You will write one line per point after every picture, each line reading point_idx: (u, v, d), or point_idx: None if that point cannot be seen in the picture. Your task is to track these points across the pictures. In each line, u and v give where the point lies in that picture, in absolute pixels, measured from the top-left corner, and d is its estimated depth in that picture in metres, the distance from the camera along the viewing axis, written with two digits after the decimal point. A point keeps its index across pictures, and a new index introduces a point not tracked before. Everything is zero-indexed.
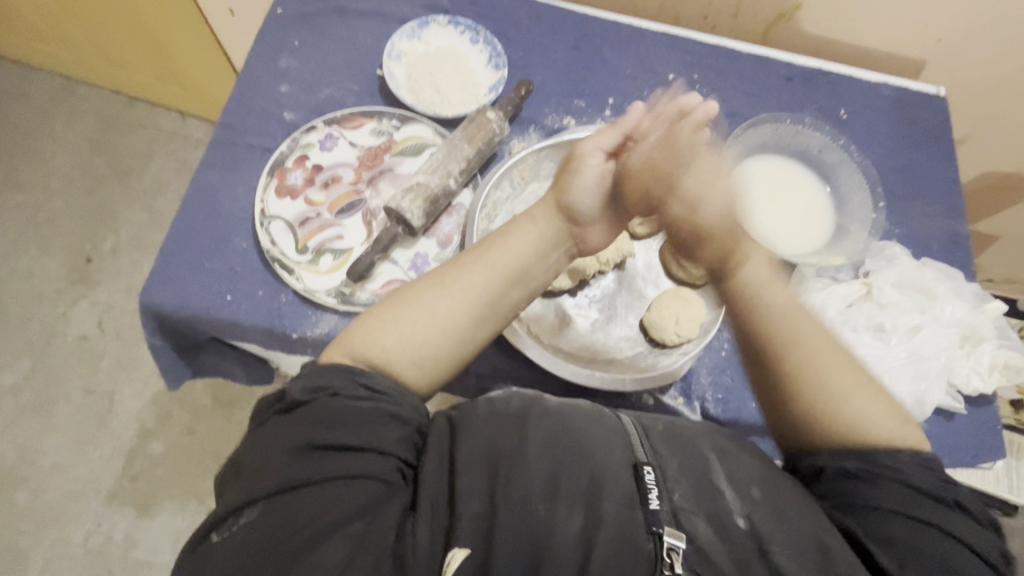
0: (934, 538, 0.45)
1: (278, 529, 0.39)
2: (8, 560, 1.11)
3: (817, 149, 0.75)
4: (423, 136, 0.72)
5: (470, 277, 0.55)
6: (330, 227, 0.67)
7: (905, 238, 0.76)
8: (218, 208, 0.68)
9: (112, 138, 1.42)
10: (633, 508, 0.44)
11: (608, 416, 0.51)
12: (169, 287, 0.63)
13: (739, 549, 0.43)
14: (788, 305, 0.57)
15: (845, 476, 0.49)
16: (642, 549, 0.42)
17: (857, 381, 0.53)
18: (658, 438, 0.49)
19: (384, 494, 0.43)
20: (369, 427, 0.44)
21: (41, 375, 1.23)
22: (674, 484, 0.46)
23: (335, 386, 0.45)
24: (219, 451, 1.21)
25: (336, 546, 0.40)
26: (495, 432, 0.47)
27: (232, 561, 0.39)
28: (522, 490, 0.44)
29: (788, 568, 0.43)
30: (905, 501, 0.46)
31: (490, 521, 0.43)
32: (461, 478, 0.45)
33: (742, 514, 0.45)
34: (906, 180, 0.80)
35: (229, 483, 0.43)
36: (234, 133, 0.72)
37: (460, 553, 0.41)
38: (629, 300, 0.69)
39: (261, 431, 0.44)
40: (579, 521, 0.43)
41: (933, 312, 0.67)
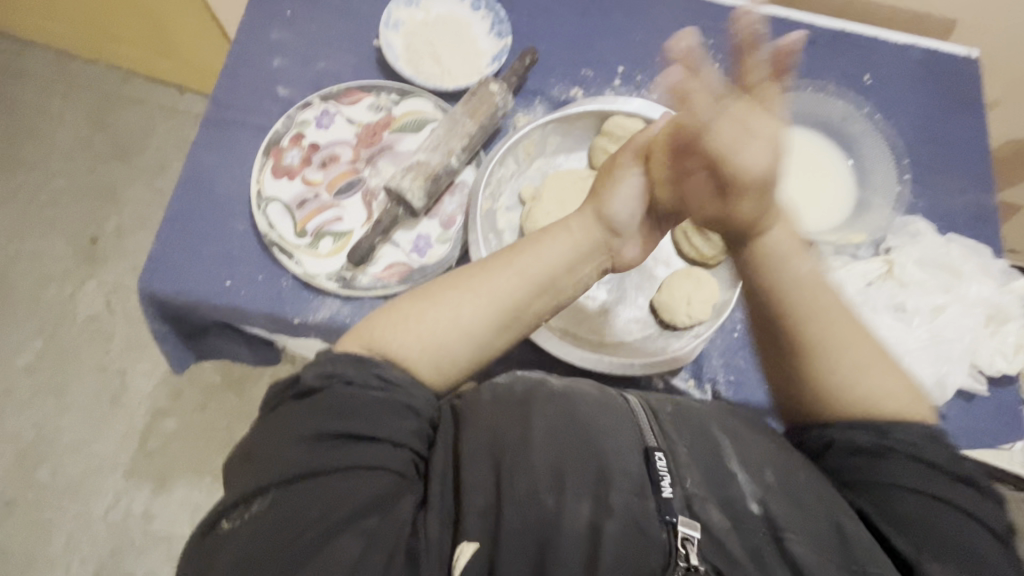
0: (946, 514, 0.44)
1: (291, 520, 0.39)
2: (35, 532, 1.14)
3: (839, 118, 0.71)
4: (423, 111, 0.69)
5: (501, 281, 0.53)
6: (329, 209, 0.65)
7: (930, 213, 0.72)
8: (214, 191, 0.66)
9: (111, 115, 1.39)
10: (643, 496, 0.43)
11: (622, 401, 0.50)
12: (167, 273, 0.62)
13: (752, 536, 0.42)
14: (809, 276, 0.53)
15: (857, 448, 0.48)
16: (655, 540, 0.41)
17: (874, 355, 0.51)
18: (669, 422, 0.48)
19: (395, 485, 0.42)
20: (378, 416, 0.43)
21: (53, 355, 1.24)
22: (685, 469, 0.44)
23: (347, 374, 0.44)
24: (230, 428, 1.22)
25: (347, 541, 0.39)
26: (499, 419, 0.46)
27: (242, 551, 0.38)
28: (530, 479, 0.43)
29: (806, 557, 0.41)
30: (916, 475, 0.45)
31: (500, 513, 0.42)
32: (467, 467, 0.44)
33: (755, 499, 0.44)
34: (933, 151, 0.75)
35: (238, 471, 0.42)
36: (228, 111, 0.69)
37: (469, 546, 0.41)
38: (639, 281, 0.66)
39: (271, 420, 0.44)
40: (589, 511, 0.42)
41: (957, 291, 0.64)
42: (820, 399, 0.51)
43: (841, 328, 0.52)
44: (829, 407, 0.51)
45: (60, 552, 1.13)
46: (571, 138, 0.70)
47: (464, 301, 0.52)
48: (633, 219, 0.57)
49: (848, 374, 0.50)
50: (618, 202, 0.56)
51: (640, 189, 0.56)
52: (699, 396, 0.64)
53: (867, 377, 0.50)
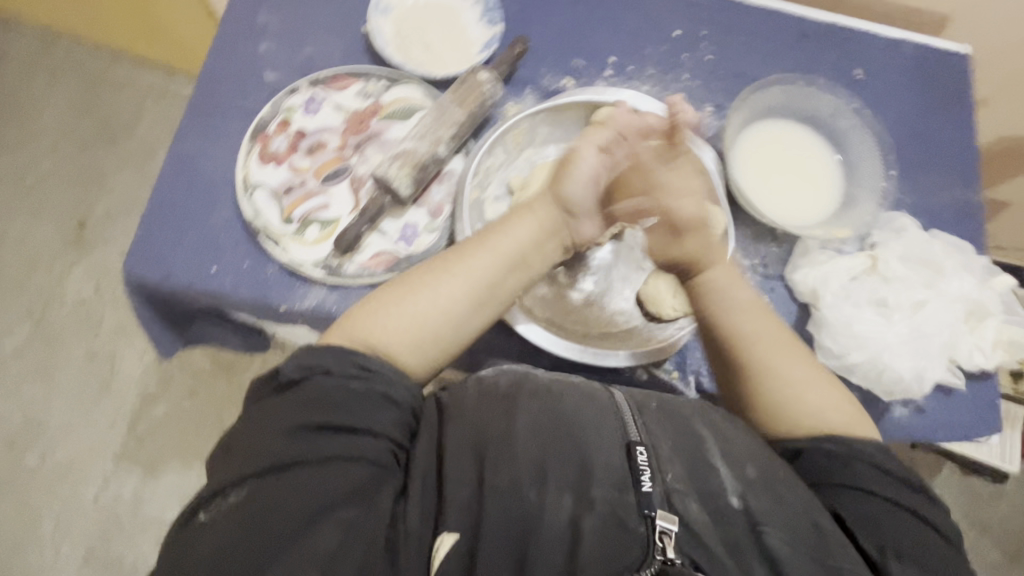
0: (902, 517, 0.45)
1: (269, 509, 0.39)
2: (23, 516, 1.14)
3: (828, 113, 0.71)
4: (412, 99, 0.69)
5: (476, 259, 0.54)
6: (316, 196, 0.65)
7: (915, 209, 0.73)
8: (200, 177, 0.65)
9: (99, 98, 1.37)
10: (624, 490, 0.43)
11: (600, 395, 0.50)
12: (153, 259, 0.62)
13: (730, 532, 0.42)
14: (750, 301, 0.59)
15: (825, 453, 0.49)
16: (635, 534, 0.41)
17: (808, 375, 0.55)
18: (650, 417, 0.48)
19: (375, 475, 0.43)
20: (356, 407, 0.44)
21: (41, 339, 1.24)
22: (665, 465, 0.44)
23: (327, 364, 0.45)
24: (219, 414, 1.22)
25: (328, 532, 0.39)
26: (482, 415, 0.47)
27: (218, 542, 0.38)
28: (511, 472, 0.43)
29: (781, 550, 0.41)
30: (876, 480, 0.47)
31: (480, 508, 0.42)
32: (449, 463, 0.44)
33: (735, 493, 0.44)
34: (920, 147, 0.76)
35: (220, 463, 0.43)
36: (214, 96, 0.68)
37: (450, 537, 0.41)
38: (626, 273, 0.67)
39: (256, 411, 0.44)
40: (569, 505, 0.42)
41: (939, 287, 0.65)
42: (770, 422, 0.53)
43: (778, 355, 0.55)
44: (779, 428, 0.53)
45: (49, 536, 1.14)
46: (561, 129, 0.69)
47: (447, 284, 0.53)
48: (585, 202, 0.59)
49: (793, 390, 0.53)
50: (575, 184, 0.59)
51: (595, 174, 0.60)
52: (682, 388, 0.64)
53: (811, 390, 0.53)
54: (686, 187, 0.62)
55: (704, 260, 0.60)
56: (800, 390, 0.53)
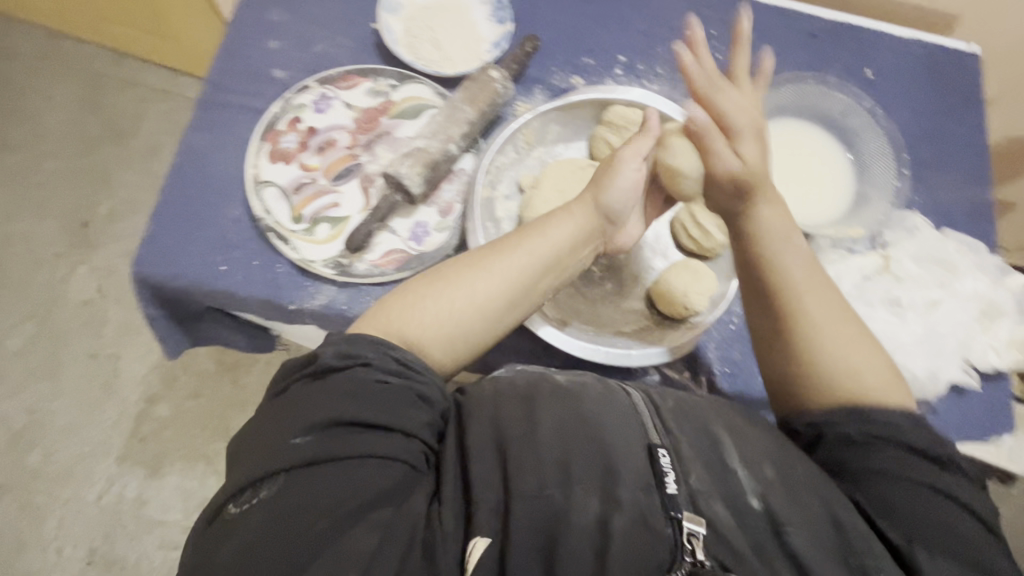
0: (930, 501, 0.45)
1: (303, 506, 0.38)
2: (27, 516, 1.14)
3: (839, 112, 0.71)
4: (422, 97, 0.68)
5: (515, 260, 0.53)
6: (326, 194, 0.64)
7: (927, 208, 0.72)
8: (209, 175, 0.65)
9: (103, 97, 1.37)
10: (650, 492, 0.43)
11: (622, 395, 0.49)
12: (163, 257, 0.61)
13: (755, 532, 0.42)
14: (805, 261, 0.55)
15: (842, 441, 0.49)
16: (661, 535, 0.41)
17: (854, 336, 0.52)
18: (673, 417, 0.48)
19: (408, 477, 0.42)
20: (393, 404, 0.43)
21: (45, 339, 1.23)
22: (688, 465, 0.44)
23: (368, 356, 0.44)
24: (224, 414, 1.21)
25: (362, 534, 0.38)
26: (506, 414, 0.46)
27: (250, 537, 0.37)
28: (541, 475, 0.43)
29: (806, 550, 0.41)
30: (898, 459, 0.47)
31: (509, 510, 0.41)
32: (477, 465, 0.44)
33: (756, 494, 0.44)
34: (931, 146, 0.75)
35: (247, 453, 0.41)
36: (224, 93, 0.68)
37: (481, 542, 0.40)
38: (637, 272, 0.67)
39: (286, 400, 0.43)
40: (597, 507, 0.42)
41: (953, 286, 0.65)
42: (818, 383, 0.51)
43: (826, 307, 0.53)
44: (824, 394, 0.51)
45: (52, 536, 1.13)
46: (571, 128, 0.69)
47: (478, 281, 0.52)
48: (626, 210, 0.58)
49: (844, 362, 0.51)
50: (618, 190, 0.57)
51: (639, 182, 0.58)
52: (694, 388, 0.64)
53: (853, 356, 0.52)
54: (747, 100, 0.59)
55: (768, 184, 0.57)
56: (854, 369, 0.51)
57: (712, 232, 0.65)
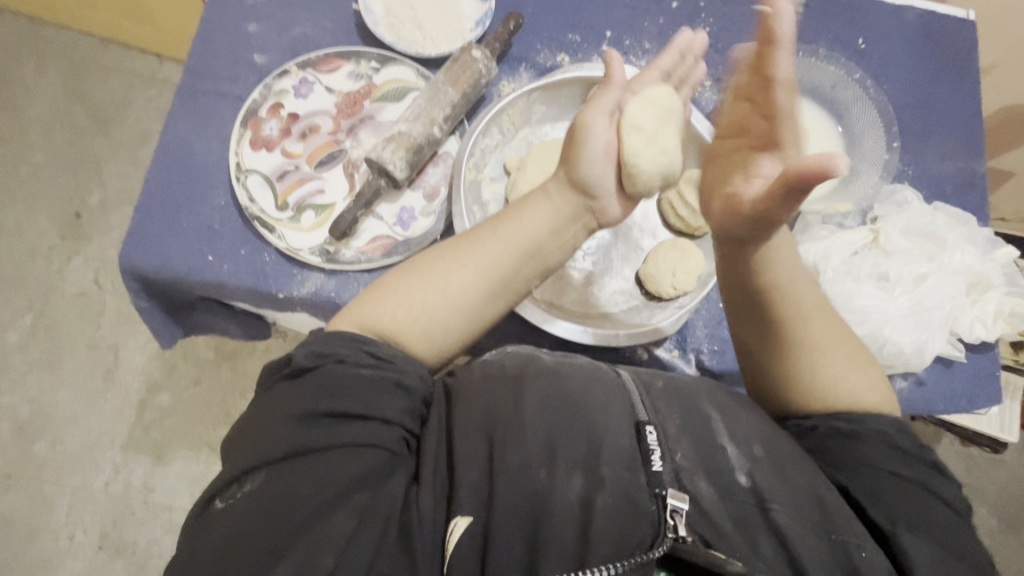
0: (916, 494, 0.45)
1: (282, 496, 0.39)
2: (37, 504, 1.16)
3: (830, 85, 0.69)
4: (405, 79, 0.67)
5: (487, 248, 0.53)
6: (311, 181, 0.64)
7: (917, 180, 0.72)
8: (192, 165, 0.64)
9: (88, 86, 1.34)
10: (634, 470, 0.44)
11: (609, 374, 0.50)
12: (149, 248, 0.61)
13: (739, 506, 0.43)
14: (817, 297, 0.55)
15: (827, 429, 0.50)
16: (646, 512, 0.42)
17: (852, 359, 0.53)
18: (658, 397, 0.49)
19: (389, 462, 0.43)
20: (372, 393, 0.44)
21: (44, 331, 1.24)
22: (675, 444, 0.45)
23: (340, 352, 0.45)
24: (225, 400, 1.23)
25: (341, 518, 0.39)
26: (491, 397, 0.47)
27: (234, 527, 0.38)
28: (522, 455, 0.43)
29: (789, 526, 0.42)
30: (892, 458, 0.47)
31: (490, 488, 0.43)
32: (460, 444, 0.45)
33: (743, 471, 0.45)
34: (923, 117, 0.74)
35: (235, 449, 0.42)
36: (203, 80, 0.67)
37: (462, 522, 0.42)
38: (625, 252, 0.67)
39: (269, 397, 0.44)
40: (580, 486, 0.43)
41: (940, 260, 0.64)
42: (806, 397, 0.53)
43: (826, 330, 0.54)
44: (809, 404, 0.53)
45: (63, 522, 1.16)
46: (556, 107, 0.69)
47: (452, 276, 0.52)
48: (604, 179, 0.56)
49: (835, 372, 0.52)
50: (591, 162, 0.54)
51: (609, 147, 0.56)
52: (683, 366, 0.65)
53: (852, 374, 0.53)
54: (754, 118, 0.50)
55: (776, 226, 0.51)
56: (841, 374, 0.52)
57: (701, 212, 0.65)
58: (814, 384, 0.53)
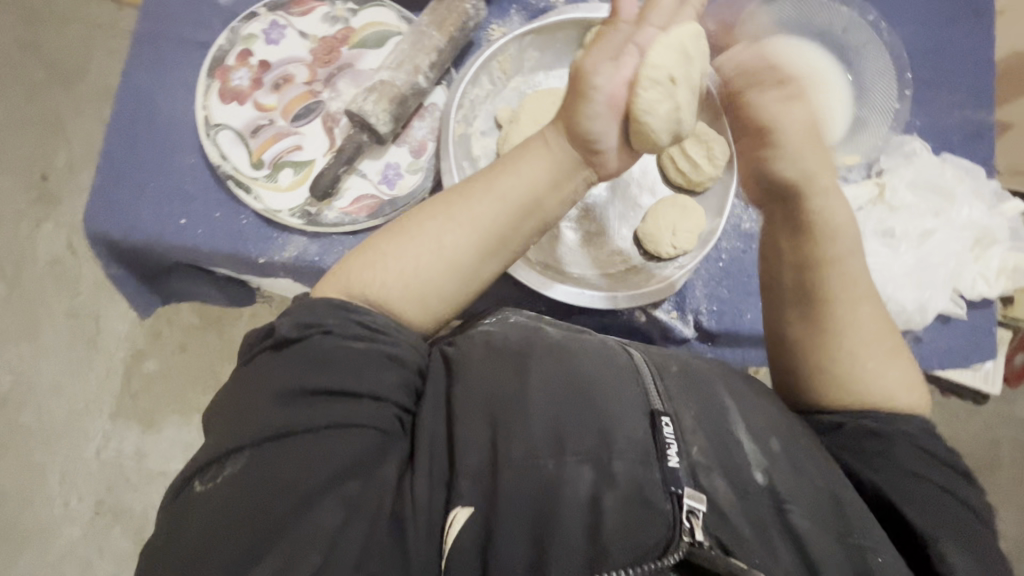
0: (943, 500, 0.43)
1: (267, 481, 0.38)
2: (29, 473, 1.15)
3: (841, 28, 0.65)
4: (386, 23, 0.62)
5: (479, 208, 0.49)
6: (287, 136, 0.59)
7: (925, 132, 0.69)
8: (157, 120, 0.59)
9: (42, 34, 1.24)
10: (649, 465, 0.41)
11: (621, 356, 0.49)
12: (116, 212, 0.57)
13: (756, 507, 0.42)
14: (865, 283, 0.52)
15: (866, 432, 0.47)
16: (659, 511, 0.40)
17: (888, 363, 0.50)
18: (672, 383, 0.47)
19: (380, 443, 0.41)
20: (360, 371, 0.42)
21: (19, 299, 1.19)
22: (691, 437, 0.43)
23: (326, 324, 0.43)
24: (214, 366, 1.21)
25: (327, 509, 0.38)
26: (498, 379, 0.45)
27: (218, 515, 0.37)
28: (531, 443, 0.42)
29: (808, 531, 0.41)
30: (918, 461, 0.45)
31: (494, 478, 0.41)
32: (463, 429, 0.43)
33: (760, 468, 0.43)
34: (934, 63, 0.70)
35: (216, 430, 0.41)
36: (162, 24, 0.61)
37: (463, 512, 0.40)
38: (622, 211, 0.64)
39: (252, 369, 0.43)
40: (590, 479, 0.41)
41: (948, 215, 0.62)
42: (838, 393, 0.50)
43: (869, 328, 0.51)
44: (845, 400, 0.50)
45: (57, 489, 1.15)
46: (551, 53, 0.64)
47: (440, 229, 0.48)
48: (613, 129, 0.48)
49: (873, 374, 0.50)
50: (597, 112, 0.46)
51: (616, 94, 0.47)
52: (683, 328, 0.63)
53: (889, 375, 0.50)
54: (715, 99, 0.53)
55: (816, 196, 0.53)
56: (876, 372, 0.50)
57: (702, 165, 0.62)
58: (854, 378, 0.50)
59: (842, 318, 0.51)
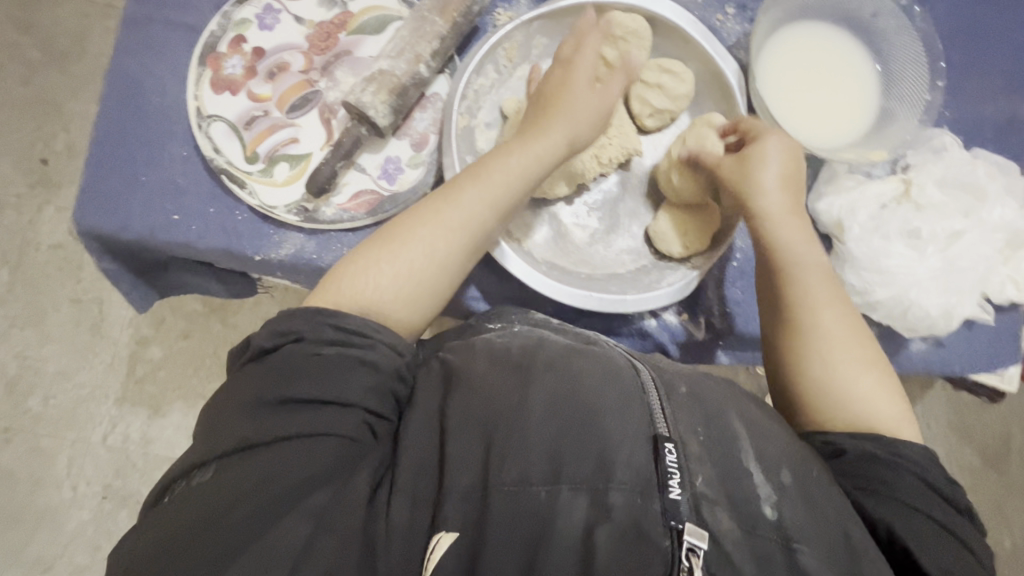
0: (948, 542, 0.40)
1: (230, 495, 0.37)
2: (37, 457, 1.15)
3: (870, 13, 0.61)
4: (385, 6, 0.58)
5: (471, 211, 0.49)
6: (282, 128, 0.56)
7: (955, 124, 0.65)
8: (148, 110, 0.57)
9: (37, 13, 1.21)
10: (648, 496, 0.38)
11: (626, 369, 0.46)
12: (106, 206, 0.55)
13: (764, 544, 0.38)
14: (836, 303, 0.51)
15: (868, 458, 0.44)
16: (657, 547, 0.36)
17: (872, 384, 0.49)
18: (679, 402, 0.44)
19: (348, 450, 0.40)
20: (330, 377, 0.41)
21: (23, 285, 1.18)
22: (696, 464, 0.40)
23: (302, 330, 0.43)
24: (217, 353, 1.20)
25: (293, 523, 0.37)
26: (493, 394, 0.43)
27: (174, 533, 0.36)
28: (522, 467, 0.39)
29: (816, 571, 0.37)
30: (925, 497, 0.42)
31: (481, 500, 0.39)
32: (452, 443, 0.42)
33: (770, 502, 0.39)
34: (968, 50, 0.66)
35: (192, 446, 0.41)
36: (152, 8, 0.58)
37: (446, 538, 0.38)
38: (633, 208, 0.62)
39: (231, 382, 0.43)
40: (585, 511, 0.38)
41: (978, 215, 0.59)
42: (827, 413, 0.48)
43: (850, 350, 0.49)
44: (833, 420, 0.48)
45: (65, 473, 1.15)
46: (559, 39, 0.61)
47: (431, 235, 0.48)
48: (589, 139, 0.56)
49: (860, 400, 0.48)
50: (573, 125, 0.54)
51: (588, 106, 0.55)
52: (693, 330, 0.61)
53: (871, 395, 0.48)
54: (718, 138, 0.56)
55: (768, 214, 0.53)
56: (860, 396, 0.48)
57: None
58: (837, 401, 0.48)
59: (824, 337, 0.50)
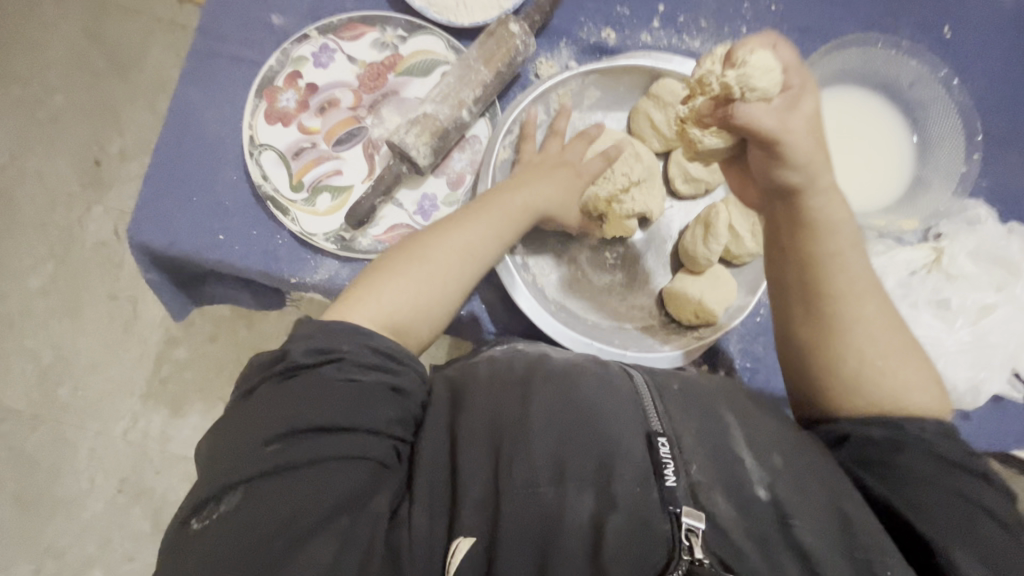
0: (955, 503, 0.42)
1: (263, 524, 0.37)
2: (59, 446, 1.17)
3: (908, 82, 0.62)
4: (433, 51, 0.62)
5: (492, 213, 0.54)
6: (327, 161, 0.59)
7: (992, 195, 0.64)
8: (205, 135, 0.60)
9: (108, 25, 1.28)
10: (648, 486, 0.40)
11: (624, 378, 0.48)
12: (157, 223, 0.58)
13: (759, 524, 0.39)
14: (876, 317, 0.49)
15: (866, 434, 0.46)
16: (659, 532, 0.38)
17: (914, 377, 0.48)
18: (673, 400, 0.45)
19: (377, 474, 0.42)
20: (363, 403, 0.42)
21: (65, 278, 1.23)
22: (691, 454, 0.41)
23: (341, 351, 0.43)
24: (240, 359, 1.22)
25: (322, 549, 0.38)
26: (502, 403, 0.45)
27: (209, 557, 0.37)
28: (529, 470, 0.41)
29: (814, 546, 0.39)
30: (927, 464, 0.43)
31: (496, 508, 0.40)
32: (466, 455, 0.43)
33: (762, 484, 0.41)
34: (1006, 123, 0.66)
35: (209, 466, 0.41)
36: (217, 42, 0.62)
37: (464, 543, 0.40)
38: (652, 266, 0.63)
39: (253, 402, 0.42)
40: (592, 504, 0.40)
41: (1011, 290, 0.59)
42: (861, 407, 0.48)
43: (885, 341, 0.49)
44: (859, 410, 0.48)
45: (84, 464, 1.17)
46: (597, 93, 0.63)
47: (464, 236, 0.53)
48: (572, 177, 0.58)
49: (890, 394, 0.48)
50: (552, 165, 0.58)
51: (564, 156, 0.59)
52: None
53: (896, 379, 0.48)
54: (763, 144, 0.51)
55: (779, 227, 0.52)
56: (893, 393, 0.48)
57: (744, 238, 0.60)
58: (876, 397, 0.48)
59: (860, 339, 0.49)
